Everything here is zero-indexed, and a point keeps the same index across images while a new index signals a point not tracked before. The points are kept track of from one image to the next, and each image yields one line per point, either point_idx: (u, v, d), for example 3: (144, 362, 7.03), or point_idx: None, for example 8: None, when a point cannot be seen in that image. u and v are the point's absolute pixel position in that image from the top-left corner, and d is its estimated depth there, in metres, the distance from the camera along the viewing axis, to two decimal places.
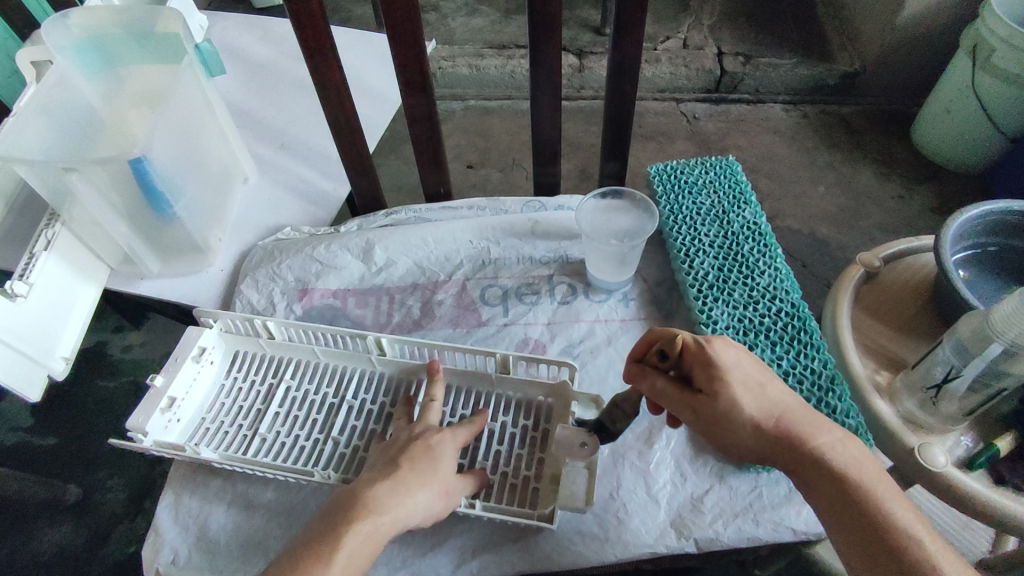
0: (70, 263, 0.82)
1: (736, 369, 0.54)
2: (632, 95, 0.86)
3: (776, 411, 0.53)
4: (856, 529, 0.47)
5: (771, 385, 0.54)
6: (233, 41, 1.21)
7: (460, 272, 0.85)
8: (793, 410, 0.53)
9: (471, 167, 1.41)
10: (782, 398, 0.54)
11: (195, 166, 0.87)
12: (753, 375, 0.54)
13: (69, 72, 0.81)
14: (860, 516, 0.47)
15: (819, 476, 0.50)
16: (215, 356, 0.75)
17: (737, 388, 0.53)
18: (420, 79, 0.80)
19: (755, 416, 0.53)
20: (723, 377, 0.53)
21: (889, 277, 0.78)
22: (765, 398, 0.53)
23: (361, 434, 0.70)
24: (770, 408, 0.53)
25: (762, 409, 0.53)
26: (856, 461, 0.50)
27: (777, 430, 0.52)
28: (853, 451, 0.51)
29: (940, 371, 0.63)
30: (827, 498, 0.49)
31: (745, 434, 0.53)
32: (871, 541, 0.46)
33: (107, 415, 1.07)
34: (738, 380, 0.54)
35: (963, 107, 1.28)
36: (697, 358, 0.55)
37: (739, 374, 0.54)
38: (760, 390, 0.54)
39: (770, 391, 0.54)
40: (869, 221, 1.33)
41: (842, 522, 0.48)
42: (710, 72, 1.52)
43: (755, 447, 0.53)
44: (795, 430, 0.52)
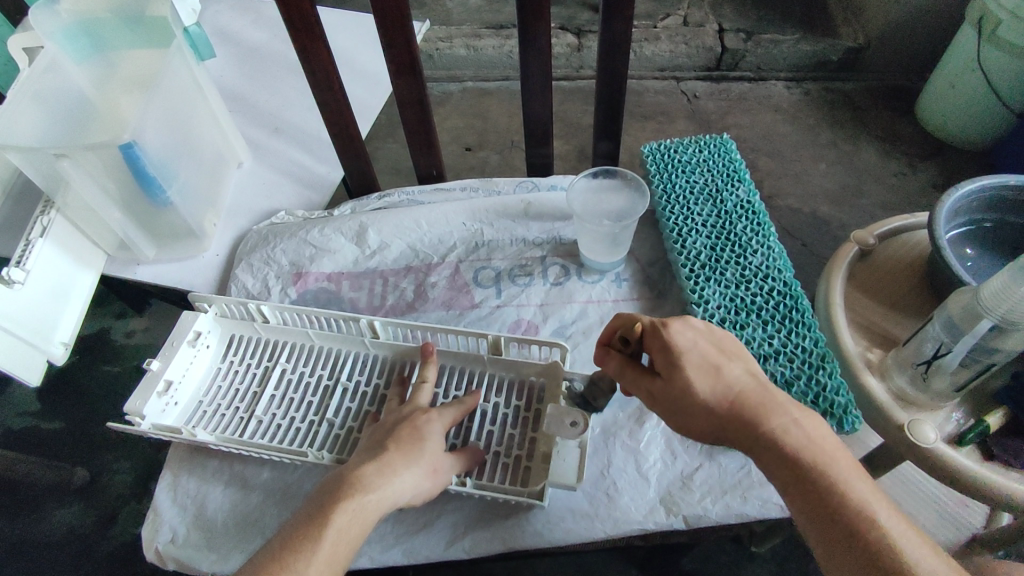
0: (66, 249, 0.83)
1: (692, 351, 0.53)
2: (624, 73, 0.85)
3: (733, 392, 0.51)
4: (818, 514, 0.45)
5: (729, 364, 0.53)
6: (226, 25, 1.21)
7: (454, 254, 0.85)
8: (750, 391, 0.51)
9: (469, 149, 1.40)
10: (740, 378, 0.52)
11: (187, 153, 0.87)
12: (710, 355, 0.53)
13: (59, 58, 0.80)
14: (821, 501, 0.45)
15: (779, 460, 0.48)
16: (211, 341, 0.75)
17: (691, 370, 0.52)
18: (408, 60, 0.79)
19: (711, 399, 0.51)
20: (677, 360, 0.52)
21: (883, 255, 0.78)
22: (722, 379, 0.52)
23: (355, 416, 0.71)
24: (727, 389, 0.51)
25: (716, 392, 0.51)
26: (815, 443, 0.48)
27: (731, 413, 0.51)
28: (812, 431, 0.49)
29: (930, 348, 0.63)
30: (788, 483, 0.48)
31: (702, 418, 0.52)
32: (833, 528, 0.44)
33: (111, 399, 1.09)
34: (693, 363, 0.52)
35: (968, 82, 1.26)
36: (653, 342, 0.54)
37: (694, 356, 0.53)
38: (717, 371, 0.52)
39: (727, 371, 0.52)
40: (870, 199, 1.32)
41: (802, 506, 0.46)
42: (711, 49, 1.50)
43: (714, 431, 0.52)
44: (753, 412, 0.50)
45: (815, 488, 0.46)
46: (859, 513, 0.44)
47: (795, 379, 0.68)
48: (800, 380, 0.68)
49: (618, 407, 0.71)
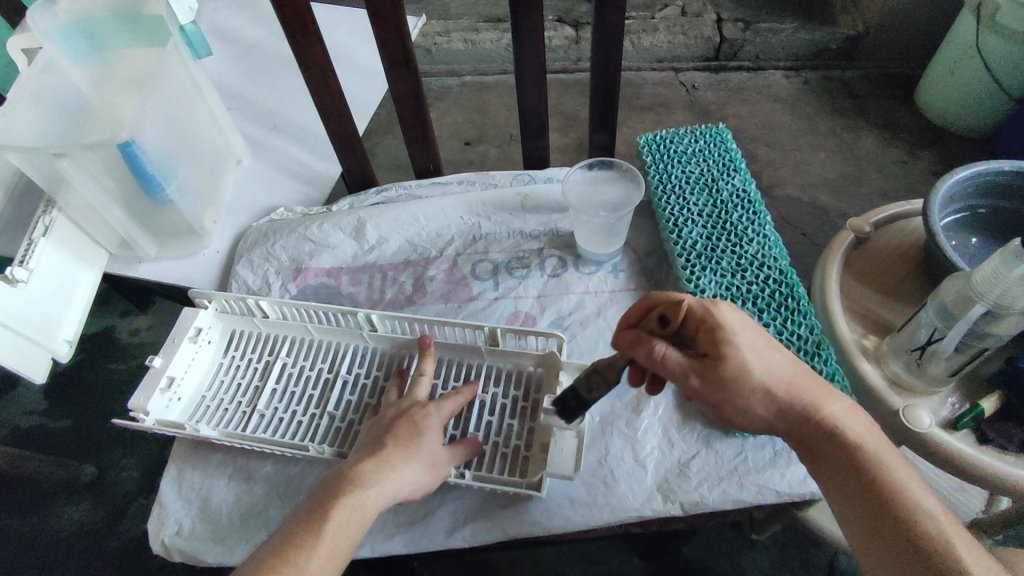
0: (67, 248, 0.84)
1: (744, 333, 0.53)
2: (618, 64, 0.85)
3: (783, 376, 0.52)
4: (863, 499, 0.47)
5: (776, 350, 0.54)
6: (224, 23, 1.21)
7: (451, 248, 0.86)
8: (800, 376, 0.52)
9: (469, 143, 1.40)
10: (788, 362, 0.53)
11: (185, 150, 0.88)
12: (761, 338, 0.54)
13: (56, 58, 0.81)
14: (867, 483, 0.47)
15: (826, 443, 0.50)
16: (213, 337, 0.76)
17: (744, 351, 0.52)
18: (403, 56, 0.80)
19: (765, 380, 0.52)
20: (730, 341, 0.52)
21: (879, 242, 0.78)
22: (772, 362, 0.53)
23: (355, 408, 0.72)
24: (777, 372, 0.52)
25: (770, 374, 0.52)
26: (866, 430, 0.50)
27: (784, 397, 0.52)
28: (863, 420, 0.51)
29: (924, 333, 0.63)
30: (837, 469, 0.49)
31: (752, 400, 0.52)
32: (879, 511, 0.46)
33: (118, 396, 1.10)
34: (745, 343, 0.53)
35: (967, 69, 1.26)
36: (704, 322, 0.54)
37: (745, 336, 0.53)
38: (768, 354, 0.53)
39: (778, 355, 0.53)
40: (870, 187, 1.32)
41: (849, 494, 0.48)
42: (709, 39, 1.49)
43: (763, 415, 0.53)
44: (803, 398, 0.52)
45: (862, 472, 0.48)
46: (906, 497, 0.46)
47: None
48: None
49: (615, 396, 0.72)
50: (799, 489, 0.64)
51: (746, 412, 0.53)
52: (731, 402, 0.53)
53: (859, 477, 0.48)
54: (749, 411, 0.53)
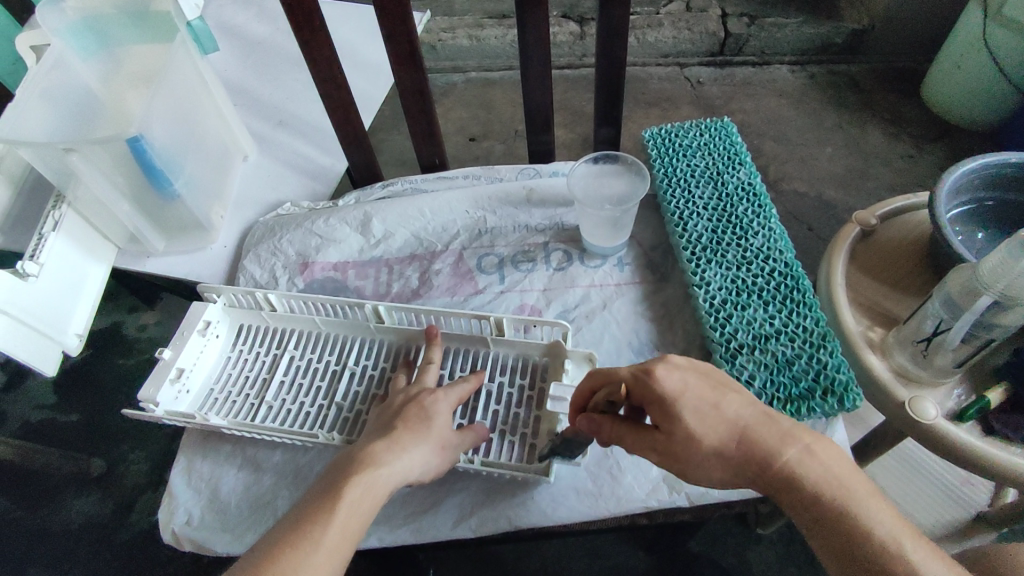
0: (78, 242, 0.85)
1: (688, 395, 0.51)
2: (623, 58, 0.85)
3: (738, 432, 0.50)
4: (844, 553, 0.45)
5: (729, 401, 0.51)
6: (230, 19, 1.22)
7: (457, 242, 0.86)
8: (754, 423, 0.50)
9: (474, 139, 1.40)
10: (740, 414, 0.51)
11: (193, 146, 0.88)
12: (706, 395, 0.51)
13: (66, 54, 0.82)
14: (845, 537, 0.45)
15: (794, 497, 0.48)
16: (220, 330, 0.77)
17: (689, 418, 0.51)
18: (408, 50, 0.80)
19: (716, 440, 0.50)
20: (674, 410, 0.51)
21: (886, 235, 0.78)
22: (723, 421, 0.51)
23: (363, 399, 0.72)
24: (731, 430, 0.50)
25: (721, 432, 0.50)
26: (831, 473, 0.47)
27: (741, 450, 0.50)
28: (828, 460, 0.48)
29: (930, 324, 0.64)
30: (810, 519, 0.47)
31: (711, 466, 0.51)
32: (862, 565, 0.44)
33: (127, 390, 1.11)
34: (690, 408, 0.51)
35: (973, 63, 1.26)
36: (645, 389, 0.52)
37: (690, 399, 0.51)
38: (718, 411, 0.51)
39: (727, 408, 0.51)
40: (877, 181, 1.31)
41: (827, 543, 0.46)
42: (714, 34, 1.49)
43: (725, 474, 0.51)
44: (762, 454, 0.49)
45: (839, 524, 0.46)
46: (888, 549, 0.44)
47: (797, 357, 0.69)
48: (800, 359, 0.69)
49: None
50: None
51: (709, 477, 0.51)
52: (692, 471, 0.52)
53: (836, 528, 0.46)
54: (710, 473, 0.51)
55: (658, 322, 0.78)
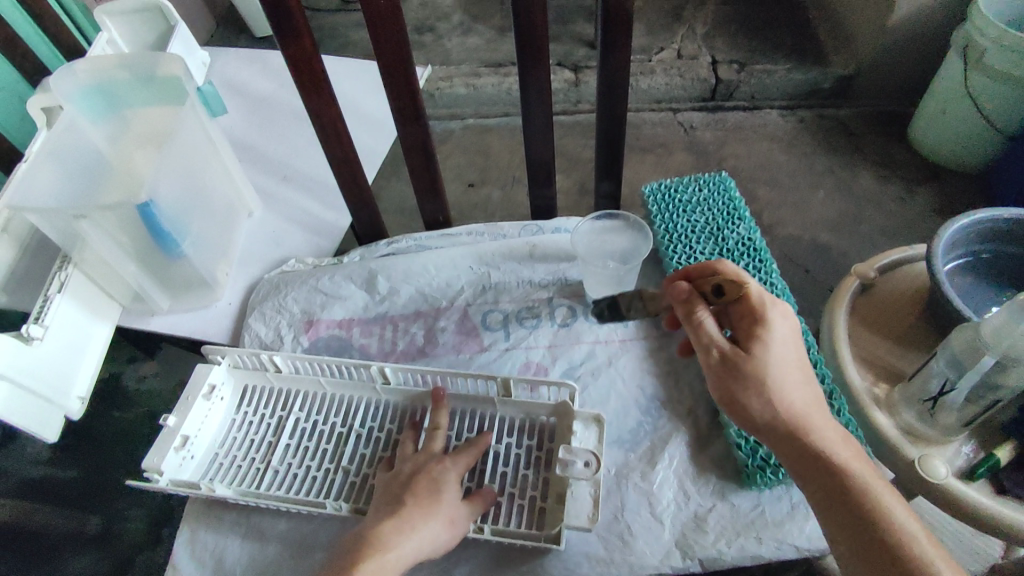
0: (85, 304, 0.85)
1: (780, 340, 0.60)
2: (622, 114, 0.87)
3: (792, 390, 0.59)
4: (846, 500, 0.52)
5: (803, 376, 0.60)
6: (237, 78, 1.26)
7: (462, 298, 0.86)
8: (806, 396, 0.59)
9: (472, 185, 1.43)
10: (803, 390, 0.59)
11: (200, 205, 0.90)
12: (792, 357, 0.61)
13: (76, 120, 0.86)
14: (848, 490, 0.53)
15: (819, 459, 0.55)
16: (225, 392, 0.77)
17: (768, 352, 0.60)
18: (411, 108, 0.82)
19: (776, 377, 0.59)
20: (763, 340, 0.60)
21: (884, 288, 0.80)
22: (787, 375, 0.59)
23: (369, 462, 0.72)
24: (786, 385, 0.59)
25: (782, 381, 0.59)
26: (851, 451, 0.56)
27: (789, 400, 0.58)
28: (850, 446, 0.57)
29: (935, 384, 0.64)
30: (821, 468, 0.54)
31: (758, 391, 0.59)
32: (860, 507, 0.51)
33: (128, 446, 1.10)
34: (773, 349, 0.60)
35: (957, 107, 1.30)
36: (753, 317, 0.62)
37: (777, 345, 0.60)
38: (792, 376, 0.60)
39: (798, 371, 0.60)
40: (870, 225, 1.34)
41: (832, 492, 0.53)
42: (704, 80, 1.53)
43: (761, 405, 0.58)
44: (805, 421, 0.57)
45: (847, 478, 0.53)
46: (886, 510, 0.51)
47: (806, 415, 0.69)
48: None
49: (630, 448, 0.71)
50: (818, 542, 0.64)
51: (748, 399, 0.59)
52: (739, 385, 0.60)
53: (842, 480, 0.53)
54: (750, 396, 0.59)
55: (663, 378, 0.76)
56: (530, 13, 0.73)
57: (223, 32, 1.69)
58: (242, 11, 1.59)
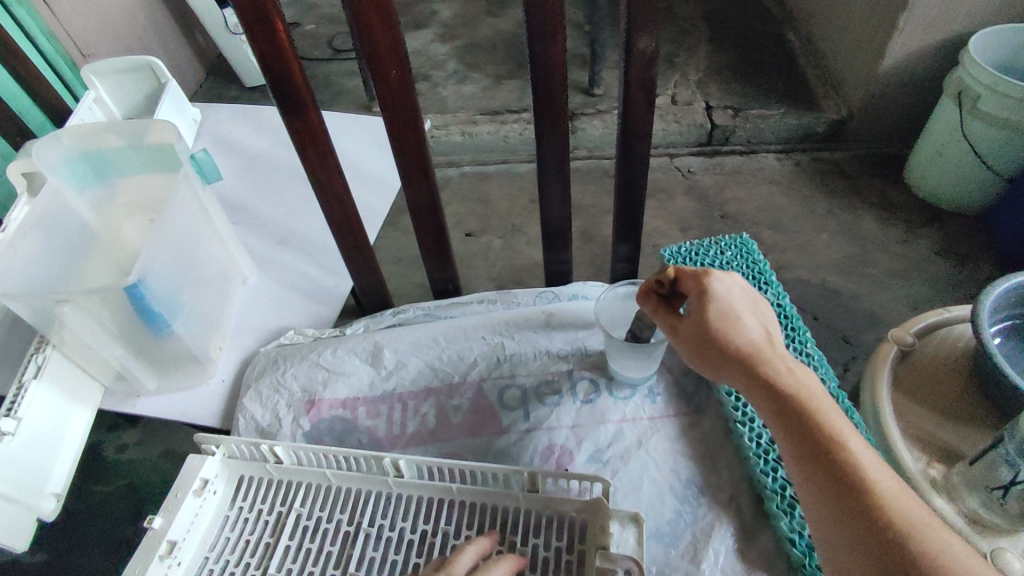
0: (64, 388, 0.78)
1: (726, 295, 0.54)
2: (641, 179, 0.84)
3: (744, 337, 0.52)
4: (800, 443, 0.48)
5: (753, 315, 0.54)
6: (231, 133, 1.23)
7: (475, 372, 0.80)
8: (760, 338, 0.52)
9: (471, 234, 1.39)
10: (756, 330, 0.53)
11: (192, 277, 0.83)
12: (742, 305, 0.54)
13: (63, 191, 0.81)
14: (802, 434, 0.48)
15: (777, 404, 0.49)
16: (218, 486, 0.69)
17: (713, 310, 0.53)
18: (423, 178, 0.78)
19: (723, 333, 0.53)
20: (706, 300, 0.54)
21: (924, 355, 0.76)
22: (738, 326, 0.53)
23: (380, 567, 0.65)
24: (736, 336, 0.52)
25: (732, 333, 0.52)
26: (808, 387, 0.50)
27: (739, 350, 0.52)
28: (811, 379, 0.51)
29: (1005, 473, 0.58)
30: (775, 414, 0.50)
31: (706, 349, 0.53)
32: (814, 452, 0.47)
33: (101, 522, 0.95)
34: (717, 305, 0.54)
35: (954, 151, 1.29)
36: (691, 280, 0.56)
37: (723, 300, 0.54)
38: (745, 319, 0.53)
39: (748, 317, 0.53)
40: (878, 267, 1.31)
41: (789, 438, 0.49)
42: (701, 126, 1.53)
43: (715, 363, 0.53)
44: (756, 360, 0.51)
45: (801, 421, 0.48)
46: (841, 450, 0.46)
47: None
48: None
49: (669, 544, 0.65)
50: None
51: (700, 360, 0.55)
52: (693, 347, 0.55)
53: (797, 425, 0.48)
54: (702, 359, 0.54)
55: (699, 462, 0.71)
56: (548, 81, 0.70)
57: (214, 81, 1.66)
58: (233, 62, 1.57)
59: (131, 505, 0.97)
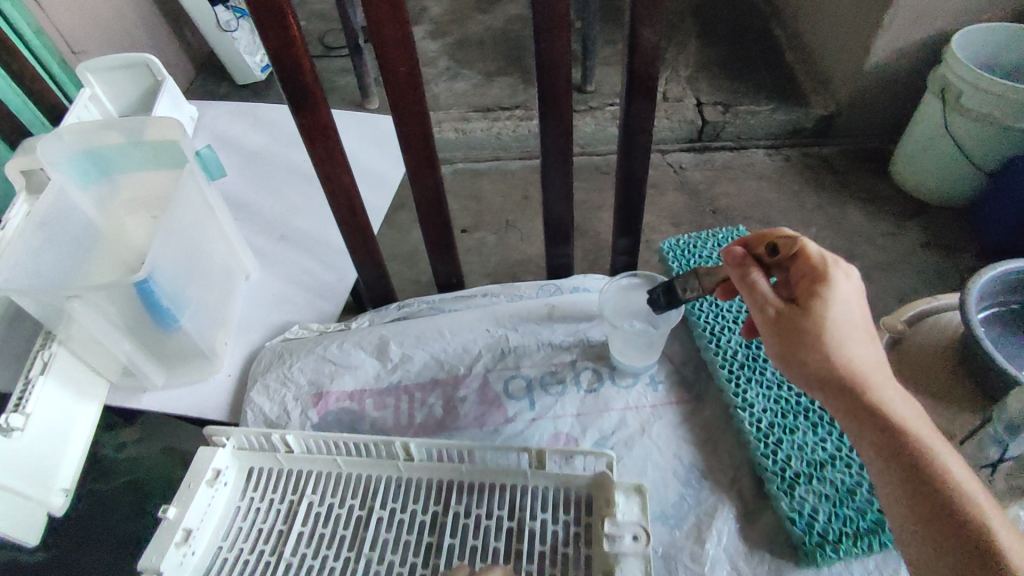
0: (70, 384, 0.79)
1: (845, 300, 0.53)
2: (641, 173, 0.86)
3: (859, 349, 0.52)
4: (906, 468, 0.48)
5: (865, 333, 0.53)
6: (227, 131, 1.23)
7: (480, 364, 0.82)
8: (874, 355, 0.52)
9: (466, 231, 1.40)
10: (868, 347, 0.53)
11: (198, 273, 0.84)
12: (858, 316, 0.53)
13: (67, 188, 0.81)
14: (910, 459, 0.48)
15: (885, 426, 0.49)
16: (229, 478, 0.70)
17: (831, 310, 0.52)
18: (429, 173, 0.79)
19: (838, 336, 0.52)
20: (825, 298, 0.53)
21: (915, 341, 0.79)
22: (852, 336, 0.52)
23: (395, 547, 0.66)
24: (852, 345, 0.52)
25: (848, 341, 0.52)
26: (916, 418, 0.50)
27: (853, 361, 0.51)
28: (917, 411, 0.51)
29: (994, 450, 0.64)
30: (882, 437, 0.49)
31: (817, 346, 0.52)
32: (921, 479, 0.47)
33: (101, 521, 0.95)
34: (836, 307, 0.53)
35: (937, 145, 1.33)
36: (808, 272, 0.55)
37: (842, 304, 0.53)
38: (859, 332, 0.53)
39: (863, 330, 0.53)
40: (864, 260, 1.34)
41: (894, 461, 0.49)
42: (692, 122, 1.55)
43: (820, 365, 0.52)
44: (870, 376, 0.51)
45: (909, 447, 0.48)
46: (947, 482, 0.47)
47: (857, 486, 0.68)
48: (861, 488, 0.68)
49: (674, 526, 0.67)
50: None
51: (802, 357, 0.52)
52: (798, 341, 0.53)
53: (903, 449, 0.49)
54: (807, 358, 0.52)
55: (701, 446, 0.73)
56: (553, 78, 0.72)
57: (204, 79, 1.65)
58: (224, 60, 1.56)
59: (130, 502, 0.97)
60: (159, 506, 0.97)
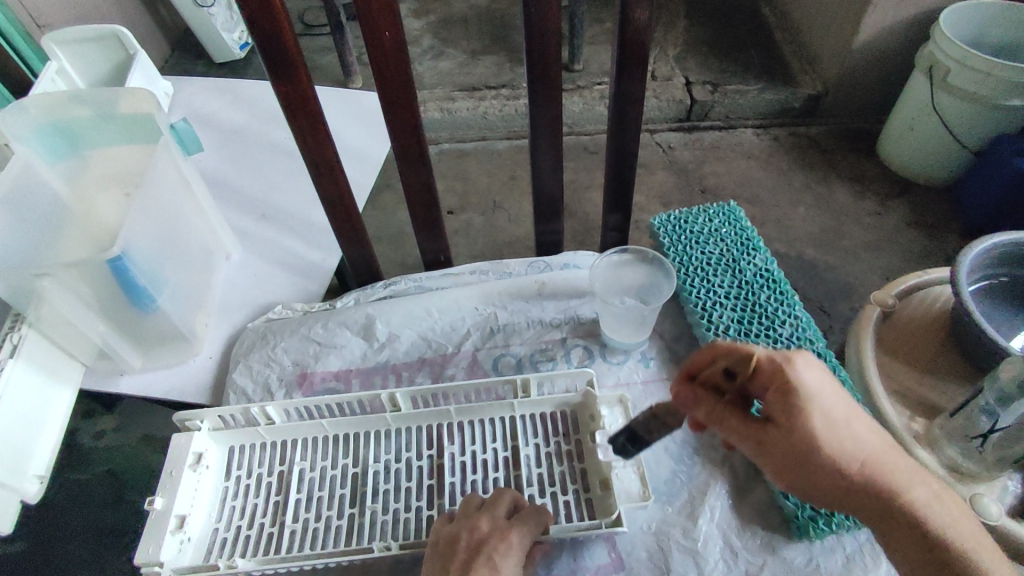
0: (43, 366, 0.76)
1: (824, 398, 0.47)
2: (633, 149, 0.84)
3: (861, 452, 0.47)
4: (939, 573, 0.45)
5: (857, 420, 0.48)
6: (203, 108, 1.19)
7: (469, 342, 0.80)
8: (877, 446, 0.47)
9: (452, 212, 1.38)
10: (869, 436, 0.48)
11: (175, 252, 0.81)
12: (842, 409, 0.48)
13: (33, 162, 0.78)
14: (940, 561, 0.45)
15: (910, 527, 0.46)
16: (211, 461, 0.68)
17: (816, 422, 0.47)
18: (416, 148, 0.77)
19: (834, 450, 0.46)
20: (808, 410, 0.47)
21: (904, 314, 0.79)
22: (849, 437, 0.47)
23: (397, 496, 0.66)
24: (854, 452, 0.46)
25: (845, 451, 0.47)
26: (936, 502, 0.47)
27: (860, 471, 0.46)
28: (933, 492, 0.47)
29: (985, 422, 0.63)
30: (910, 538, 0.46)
31: (819, 471, 0.47)
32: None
33: (81, 509, 0.93)
34: (819, 410, 0.47)
35: (924, 123, 1.32)
36: (778, 388, 0.48)
37: (824, 402, 0.47)
38: (850, 428, 0.47)
39: (856, 424, 0.48)
40: (852, 239, 1.34)
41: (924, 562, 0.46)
42: (680, 102, 1.53)
43: (825, 490, 0.47)
44: (879, 474, 0.47)
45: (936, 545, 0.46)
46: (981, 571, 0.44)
47: None
48: None
49: (667, 501, 0.67)
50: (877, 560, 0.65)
51: (807, 487, 0.48)
52: (795, 466, 0.48)
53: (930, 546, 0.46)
54: (812, 483, 0.48)
55: None
56: (543, 48, 0.69)
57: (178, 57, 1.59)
58: (200, 37, 1.51)
59: (111, 489, 0.95)
60: (140, 494, 0.94)
